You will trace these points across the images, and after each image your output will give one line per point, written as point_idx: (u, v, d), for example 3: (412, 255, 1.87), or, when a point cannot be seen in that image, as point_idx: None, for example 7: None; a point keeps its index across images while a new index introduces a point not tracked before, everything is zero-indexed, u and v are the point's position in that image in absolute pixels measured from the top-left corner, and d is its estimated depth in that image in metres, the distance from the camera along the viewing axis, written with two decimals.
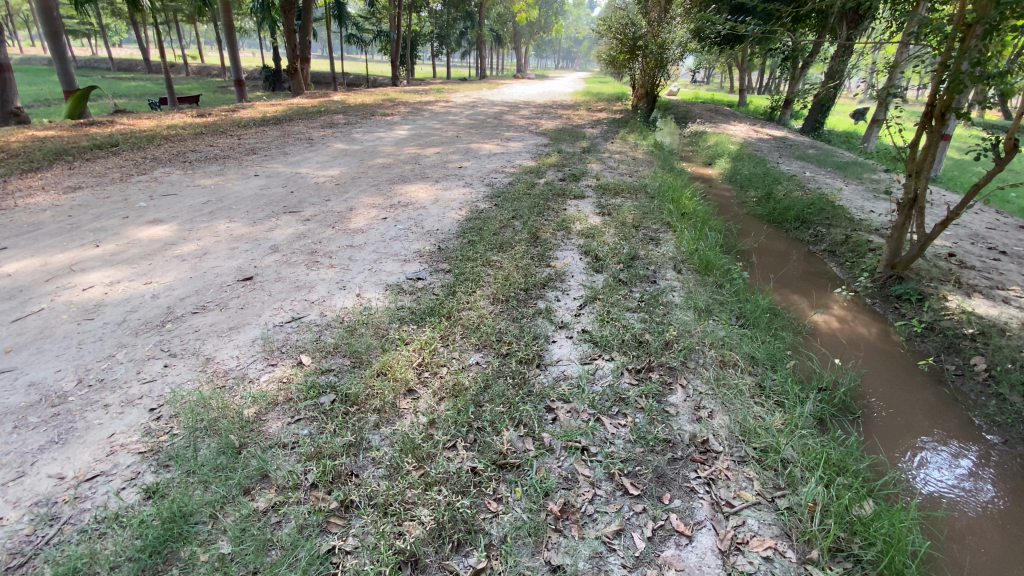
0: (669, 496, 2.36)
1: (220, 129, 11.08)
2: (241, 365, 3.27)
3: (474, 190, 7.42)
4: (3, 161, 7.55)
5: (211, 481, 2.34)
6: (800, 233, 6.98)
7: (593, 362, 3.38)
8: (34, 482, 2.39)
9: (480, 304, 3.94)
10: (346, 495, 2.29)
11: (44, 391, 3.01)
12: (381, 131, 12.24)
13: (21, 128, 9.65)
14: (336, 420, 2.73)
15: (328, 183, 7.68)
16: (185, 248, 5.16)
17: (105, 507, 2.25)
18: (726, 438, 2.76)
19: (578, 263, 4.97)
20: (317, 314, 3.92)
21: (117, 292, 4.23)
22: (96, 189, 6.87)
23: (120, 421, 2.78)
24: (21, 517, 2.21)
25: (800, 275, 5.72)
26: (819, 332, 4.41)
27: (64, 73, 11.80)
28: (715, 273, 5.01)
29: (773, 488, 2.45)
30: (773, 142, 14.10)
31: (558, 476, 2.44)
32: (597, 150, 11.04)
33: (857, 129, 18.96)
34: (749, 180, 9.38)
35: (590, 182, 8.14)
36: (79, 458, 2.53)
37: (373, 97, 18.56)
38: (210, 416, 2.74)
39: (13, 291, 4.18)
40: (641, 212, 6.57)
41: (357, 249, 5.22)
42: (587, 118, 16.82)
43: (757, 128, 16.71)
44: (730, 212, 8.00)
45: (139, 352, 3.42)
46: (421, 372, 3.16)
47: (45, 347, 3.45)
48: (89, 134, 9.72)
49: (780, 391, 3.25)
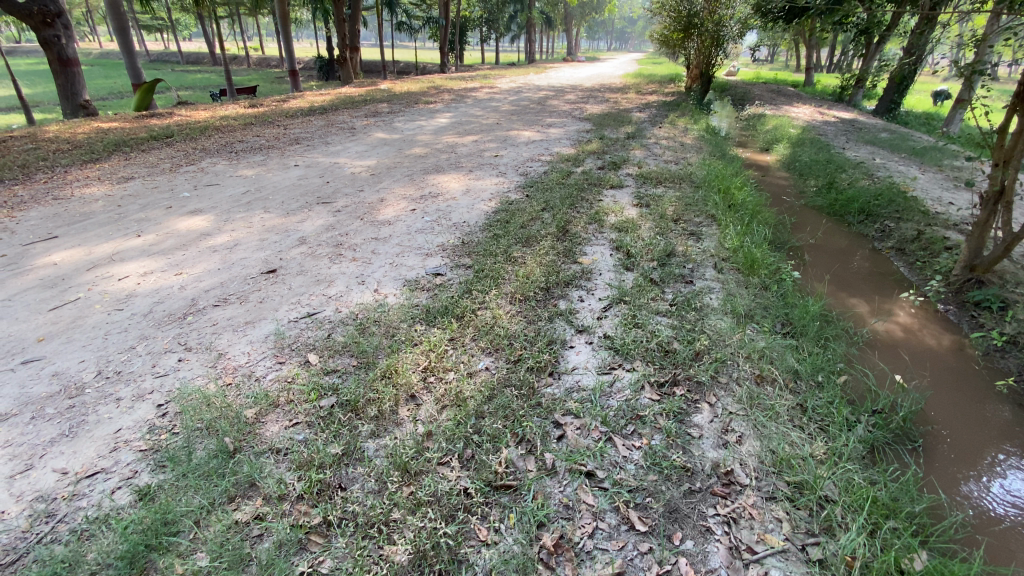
0: (680, 536, 2.09)
1: (268, 119, 11.37)
2: (251, 362, 3.24)
3: (507, 180, 7.19)
4: (68, 153, 8.04)
5: (201, 486, 2.29)
6: (864, 227, 6.30)
7: (611, 372, 3.12)
8: (39, 476, 2.43)
9: (496, 304, 3.74)
10: (330, 511, 2.17)
11: (65, 382, 3.10)
12: (422, 119, 12.17)
13: (89, 120, 10.26)
14: (332, 428, 2.61)
15: (363, 173, 7.67)
16: (218, 239, 5.25)
17: (98, 507, 2.25)
18: (755, 468, 2.43)
19: (608, 259, 4.66)
20: (331, 310, 3.84)
21: (148, 282, 4.35)
22: (146, 179, 7.16)
23: (129, 416, 2.80)
24: (21, 513, 2.25)
25: (861, 275, 5.14)
26: (879, 343, 3.90)
27: (132, 68, 12.51)
28: (761, 273, 4.56)
29: (804, 534, 2.13)
30: (840, 125, 12.95)
31: (557, 504, 2.22)
32: (643, 136, 10.48)
33: (939, 109, 17.16)
34: (810, 167, 8.60)
35: (631, 171, 7.70)
36: (84, 453, 2.56)
37: (419, 84, 18.56)
38: (210, 415, 2.71)
39: (56, 280, 4.38)
40: (683, 204, 6.12)
41: (381, 242, 5.14)
42: (636, 101, 16.11)
43: (824, 110, 15.41)
44: (785, 203, 7.33)
45: (157, 345, 3.46)
46: (427, 377, 3.00)
47: (75, 337, 3.57)
48: (148, 125, 10.21)
49: (825, 414, 2.87)
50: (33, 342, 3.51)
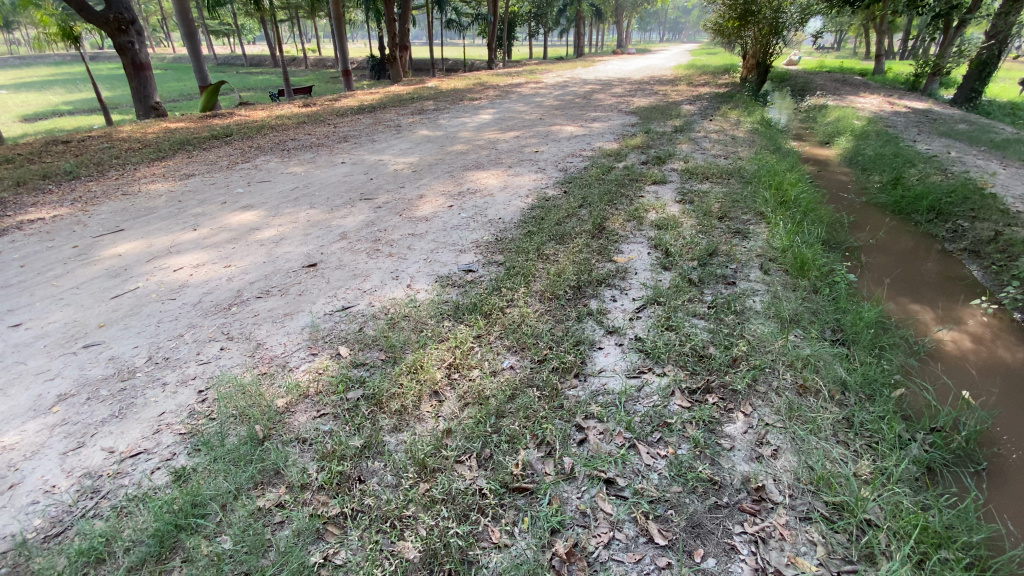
0: (701, 553, 1.98)
1: (320, 118, 11.78)
2: (287, 352, 3.35)
3: (546, 176, 7.11)
4: (138, 151, 8.64)
5: (230, 471, 2.38)
6: (934, 227, 5.78)
7: (640, 376, 3.00)
8: (89, 453, 2.61)
9: (525, 302, 3.70)
10: (348, 503, 2.21)
11: (119, 365, 3.32)
12: (466, 116, 12.24)
13: (158, 120, 10.99)
14: (356, 421, 2.66)
15: (405, 170, 7.80)
16: (265, 233, 5.48)
17: (137, 486, 2.39)
18: (790, 486, 2.27)
19: (644, 258, 4.51)
20: (364, 304, 3.92)
21: (199, 274, 4.59)
22: (205, 176, 7.59)
23: (172, 400, 2.96)
24: (71, 487, 2.42)
25: (927, 280, 4.71)
26: (942, 354, 3.55)
27: (200, 71, 13.27)
28: (811, 275, 4.26)
29: (841, 560, 1.96)
30: (911, 116, 11.98)
31: (574, 511, 2.16)
32: (691, 130, 10.08)
33: None
34: (874, 161, 7.99)
35: (676, 166, 7.42)
36: (130, 433, 2.73)
37: (466, 80, 18.71)
38: (244, 404, 2.81)
39: (119, 270, 4.71)
40: (730, 200, 5.83)
41: (417, 238, 5.20)
42: (687, 93, 15.56)
43: (893, 100, 14.33)
44: (844, 199, 6.84)
45: (203, 333, 3.64)
46: (451, 373, 3.01)
47: (131, 324, 3.82)
48: (210, 124, 10.81)
49: (874, 430, 2.65)
50: (95, 327, 3.79)
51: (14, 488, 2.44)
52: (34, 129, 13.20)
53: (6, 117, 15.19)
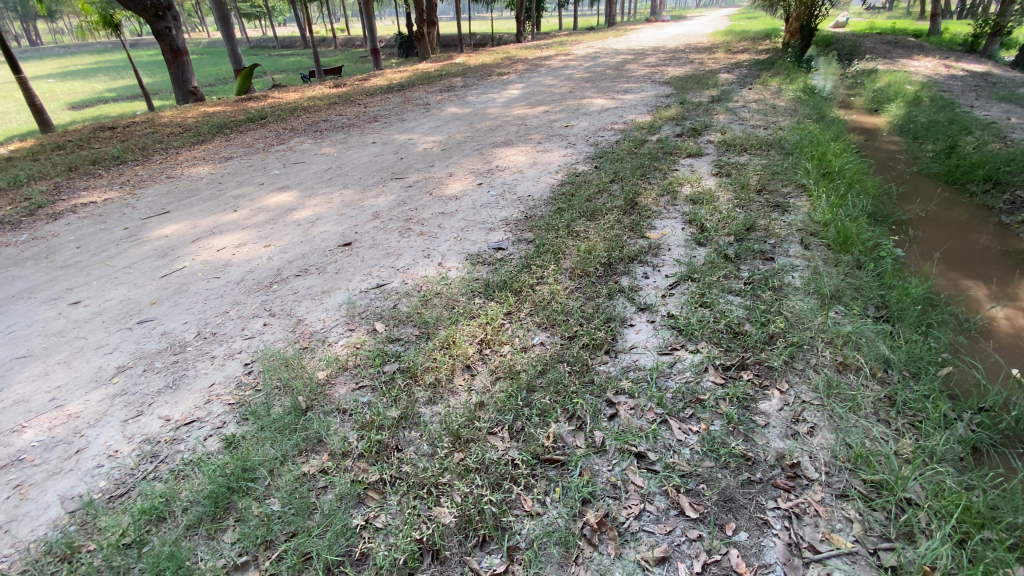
0: (733, 526, 1.98)
1: (350, 98, 11.86)
2: (326, 328, 3.46)
3: (576, 151, 6.99)
4: (180, 136, 8.94)
5: (276, 439, 2.52)
6: (990, 198, 5.43)
7: (672, 353, 2.98)
8: (147, 422, 2.81)
9: (555, 280, 3.70)
10: (386, 471, 2.31)
11: (171, 340, 3.53)
12: (495, 91, 12.08)
13: (197, 104, 11.30)
14: (392, 393, 2.75)
15: (434, 148, 7.81)
16: (302, 213, 5.62)
17: (192, 451, 2.57)
18: (827, 463, 2.23)
19: (678, 233, 4.42)
20: (398, 282, 4.00)
21: (241, 253, 4.77)
22: (243, 158, 7.80)
23: (221, 372, 3.14)
24: (132, 452, 2.62)
25: (981, 254, 4.44)
26: (995, 333, 3.37)
27: (234, 55, 13.51)
28: (855, 250, 4.08)
29: (878, 538, 1.93)
30: (969, 79, 11.16)
31: (605, 483, 2.20)
32: (729, 99, 9.66)
33: None
34: (927, 129, 7.51)
35: (712, 138, 7.16)
36: (184, 403, 2.92)
37: (494, 55, 18.39)
38: (287, 376, 2.95)
39: (167, 250, 4.96)
40: (769, 172, 5.62)
41: (447, 216, 5.24)
42: (725, 61, 14.88)
43: (950, 62, 13.37)
44: (893, 169, 6.47)
45: (246, 310, 3.81)
46: (483, 349, 3.06)
47: (180, 301, 4.03)
48: (245, 107, 11.04)
49: (917, 409, 2.56)
50: (147, 304, 4.02)
51: (81, 452, 2.66)
52: (82, 116, 13.79)
53: (57, 105, 15.90)
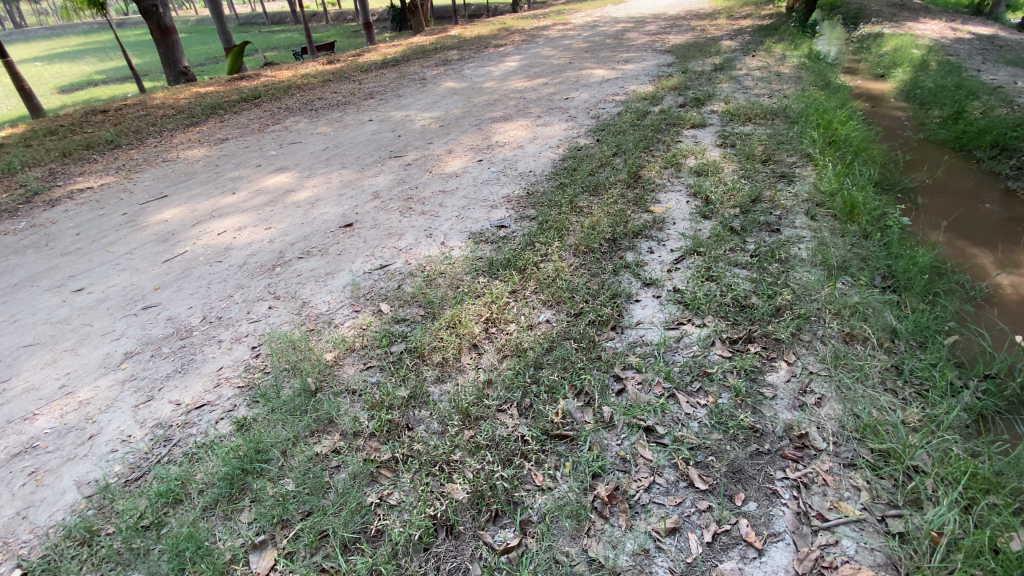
0: (742, 497, 2.00)
1: (344, 75, 11.61)
2: (331, 310, 3.46)
3: (577, 125, 6.86)
4: (173, 118, 8.79)
5: (288, 420, 2.54)
6: (998, 163, 5.34)
7: (678, 328, 2.98)
8: (158, 406, 2.84)
9: (560, 257, 3.68)
10: (398, 449, 2.33)
11: (177, 325, 3.54)
12: (491, 64, 11.80)
13: (189, 85, 11.08)
14: (400, 373, 2.76)
15: (432, 125, 7.68)
16: (301, 194, 5.57)
17: (205, 435, 2.60)
18: (834, 433, 2.24)
19: (683, 206, 4.37)
20: (401, 262, 3.97)
21: (242, 236, 4.74)
22: (239, 139, 7.69)
23: (228, 356, 3.15)
24: (145, 436, 2.66)
25: (987, 222, 4.38)
26: (1002, 300, 3.35)
27: (224, 32, 13.20)
28: (862, 220, 4.03)
29: (886, 504, 1.95)
30: (976, 43, 10.87)
31: (614, 457, 2.22)
32: (732, 67, 9.43)
33: None
34: (934, 94, 7.35)
35: (716, 107, 7.02)
36: (194, 387, 2.94)
37: (490, 27, 17.92)
38: (295, 358, 2.96)
39: (167, 235, 4.93)
40: (774, 142, 5.52)
41: (448, 194, 5.19)
42: (727, 27, 14.49)
43: (957, 25, 13.02)
44: (900, 136, 6.35)
45: (251, 293, 3.80)
46: (489, 327, 3.07)
47: (183, 286, 4.02)
48: (238, 87, 10.82)
49: (924, 379, 2.57)
50: (151, 290, 4.01)
51: (95, 438, 2.69)
52: (72, 100, 13.56)
53: (47, 89, 15.62)
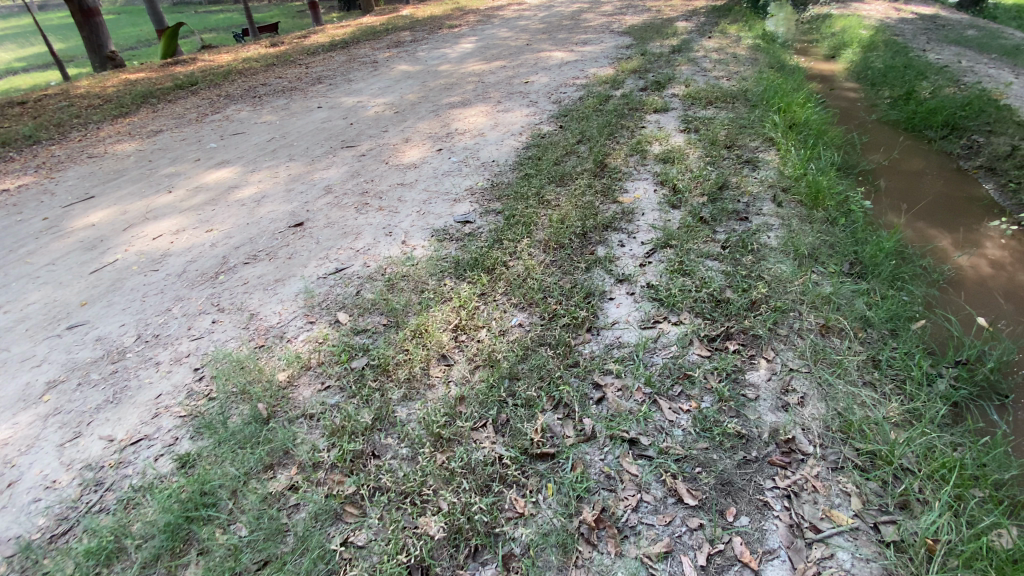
0: (734, 511, 1.92)
1: (289, 58, 10.91)
2: (283, 322, 3.17)
3: (539, 110, 6.65)
4: (99, 108, 8.01)
5: (237, 455, 2.28)
6: (948, 143, 5.49)
7: (656, 326, 2.86)
8: (88, 444, 2.51)
9: (529, 254, 3.50)
10: (364, 481, 2.12)
11: (108, 346, 3.16)
12: (446, 46, 11.34)
13: (116, 71, 10.15)
14: (363, 392, 2.54)
15: (387, 111, 7.29)
16: (246, 191, 5.14)
17: (142, 476, 2.31)
18: (820, 435, 2.19)
19: (651, 196, 4.26)
20: (359, 265, 3.70)
21: (180, 241, 4.32)
22: (174, 131, 7.07)
23: (167, 381, 2.82)
24: (74, 481, 2.34)
25: (942, 203, 4.49)
26: (964, 282, 3.42)
27: (153, 12, 12.14)
28: (827, 205, 4.02)
29: (877, 510, 1.91)
30: (919, 23, 11.23)
31: (598, 474, 2.08)
32: (689, 49, 9.39)
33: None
34: (884, 74, 7.51)
35: (677, 91, 6.94)
36: (128, 419, 2.62)
37: (443, 6, 17.27)
38: (244, 380, 2.68)
39: (95, 241, 4.45)
40: (736, 126, 5.48)
41: (407, 188, 4.90)
42: (682, 8, 14.47)
43: (900, 4, 13.43)
44: (855, 117, 6.45)
45: (192, 306, 3.45)
46: (458, 336, 2.87)
47: (114, 300, 3.62)
48: (172, 73, 9.98)
49: (901, 370, 2.55)
50: (77, 306, 3.59)
51: (13, 486, 2.36)
52: None
53: None
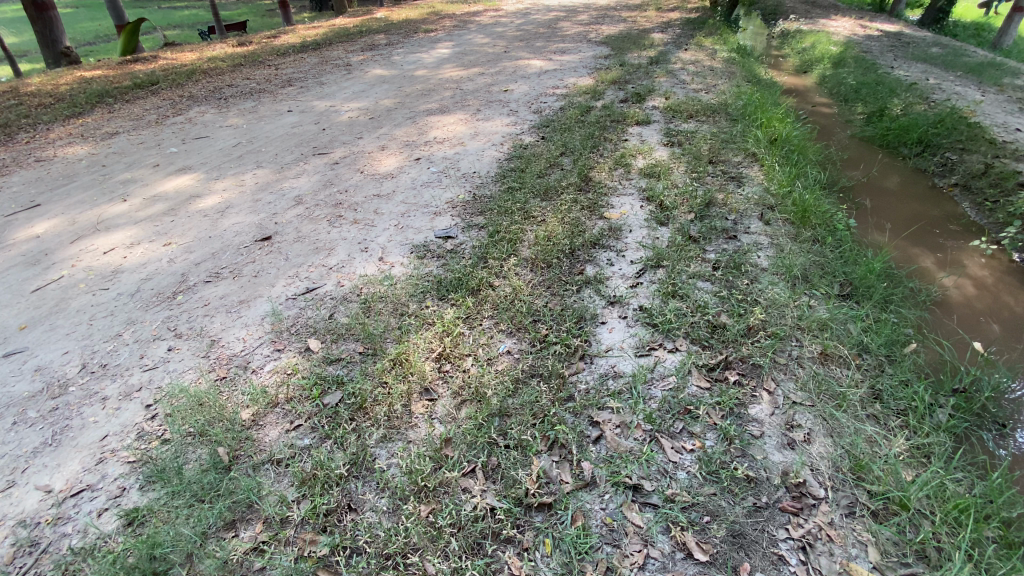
0: (748, 568, 1.78)
1: (258, 58, 10.48)
2: (247, 350, 2.90)
3: (520, 120, 6.49)
4: (50, 107, 7.48)
5: (194, 511, 2.02)
6: (923, 160, 5.58)
7: (651, 354, 2.72)
8: (21, 496, 2.19)
9: (515, 274, 3.32)
10: (340, 541, 1.90)
11: (49, 378, 2.82)
12: (422, 51, 11.10)
13: (70, 68, 9.54)
14: (338, 433, 2.31)
15: (361, 117, 7.01)
16: (208, 201, 4.80)
17: (83, 535, 2.01)
18: (830, 476, 2.08)
19: (638, 212, 4.14)
20: (332, 284, 3.45)
21: (135, 255, 3.97)
22: (132, 134, 6.63)
23: (115, 420, 2.51)
24: (3, 541, 2.03)
25: (924, 221, 4.52)
26: (953, 304, 3.41)
27: (113, 7, 11.50)
28: (815, 224, 3.98)
29: (897, 563, 1.81)
30: (884, 40, 11.60)
31: (601, 527, 1.92)
32: (667, 61, 9.43)
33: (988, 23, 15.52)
34: (856, 91, 7.66)
35: (658, 103, 6.90)
36: (69, 466, 2.30)
37: (418, 10, 17.03)
38: (203, 419, 2.41)
39: (38, 255, 4.05)
40: (719, 141, 5.45)
41: (384, 199, 4.66)
42: (658, 19, 14.63)
43: (865, 22, 13.89)
44: (832, 133, 6.53)
45: (145, 331, 3.13)
46: (441, 366, 2.66)
47: (58, 324, 3.26)
48: (131, 71, 9.44)
49: (902, 400, 2.47)
50: (15, 330, 3.22)
51: None
52: None
53: None
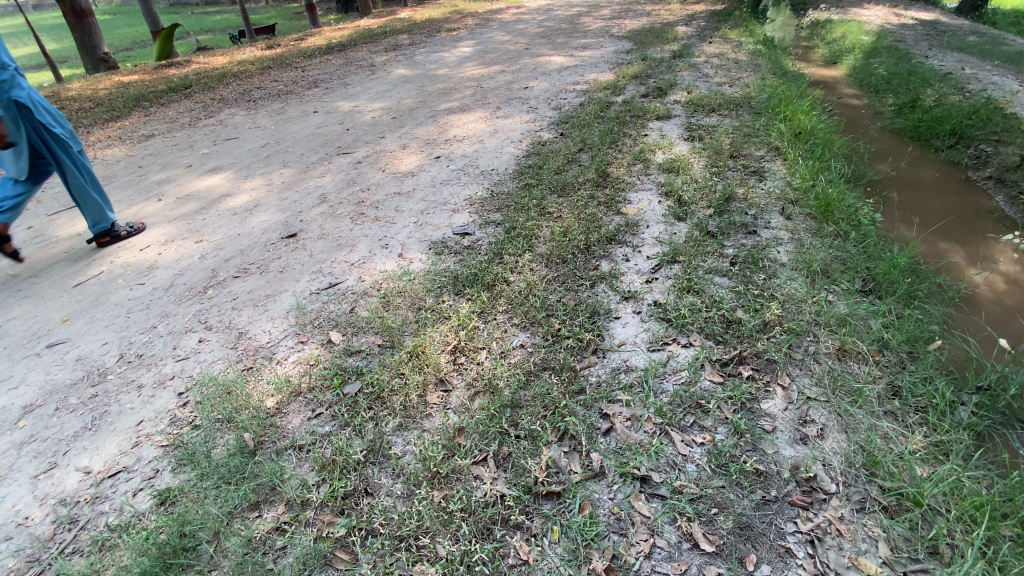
0: (754, 559, 1.80)
1: (286, 61, 10.76)
2: (272, 342, 3.03)
3: (539, 117, 6.52)
4: (90, 111, 7.85)
5: (221, 493, 2.13)
6: (956, 153, 5.39)
7: (665, 349, 2.73)
8: (62, 476, 2.35)
9: (530, 269, 3.37)
10: (356, 523, 1.99)
11: (89, 367, 3.00)
12: (445, 50, 11.21)
13: (109, 73, 9.97)
14: (357, 420, 2.40)
15: (384, 117, 7.15)
16: (238, 199, 4.99)
17: (119, 513, 2.15)
18: (842, 472, 2.07)
19: (655, 208, 4.13)
20: (353, 279, 3.56)
21: (169, 252, 4.17)
22: (166, 136, 6.91)
23: (150, 407, 2.67)
24: (46, 518, 2.19)
25: (954, 215, 4.37)
26: (981, 300, 3.31)
27: (148, 14, 11.96)
28: (838, 218, 3.91)
29: (907, 558, 1.80)
30: (920, 28, 11.18)
31: (608, 516, 1.95)
32: (691, 54, 9.29)
33: None
34: (888, 81, 7.42)
35: (679, 98, 6.82)
36: (107, 449, 2.46)
37: (441, 9, 17.15)
38: (230, 407, 2.53)
39: (80, 252, 4.28)
40: (741, 134, 5.37)
41: (404, 197, 4.76)
42: (682, 12, 14.41)
43: (899, 10, 13.41)
44: (860, 125, 6.35)
45: (178, 324, 3.29)
46: (456, 358, 2.73)
47: (97, 316, 3.46)
48: (165, 75, 9.81)
49: (922, 397, 2.42)
50: (58, 323, 3.43)
51: None
52: None
53: None
